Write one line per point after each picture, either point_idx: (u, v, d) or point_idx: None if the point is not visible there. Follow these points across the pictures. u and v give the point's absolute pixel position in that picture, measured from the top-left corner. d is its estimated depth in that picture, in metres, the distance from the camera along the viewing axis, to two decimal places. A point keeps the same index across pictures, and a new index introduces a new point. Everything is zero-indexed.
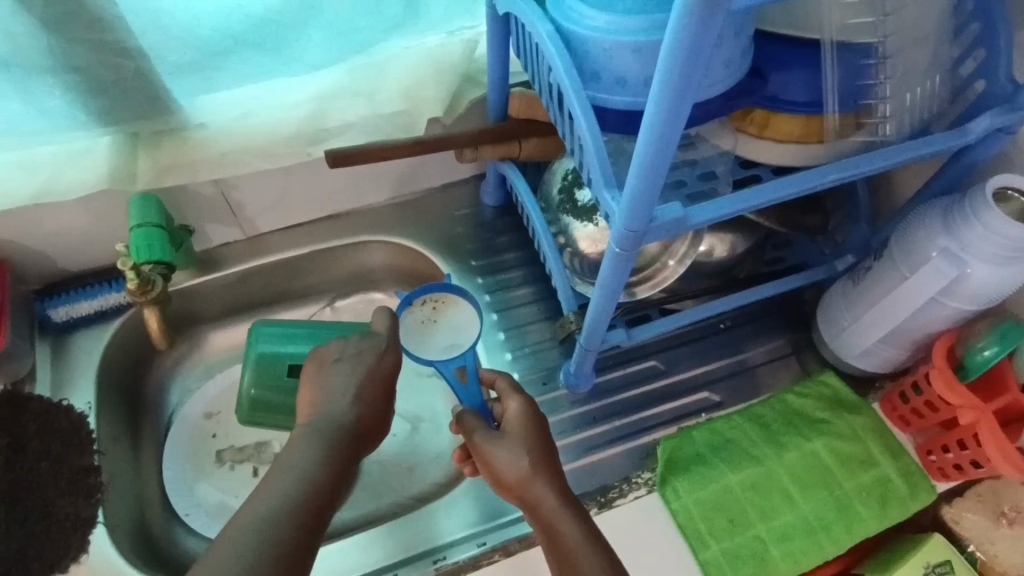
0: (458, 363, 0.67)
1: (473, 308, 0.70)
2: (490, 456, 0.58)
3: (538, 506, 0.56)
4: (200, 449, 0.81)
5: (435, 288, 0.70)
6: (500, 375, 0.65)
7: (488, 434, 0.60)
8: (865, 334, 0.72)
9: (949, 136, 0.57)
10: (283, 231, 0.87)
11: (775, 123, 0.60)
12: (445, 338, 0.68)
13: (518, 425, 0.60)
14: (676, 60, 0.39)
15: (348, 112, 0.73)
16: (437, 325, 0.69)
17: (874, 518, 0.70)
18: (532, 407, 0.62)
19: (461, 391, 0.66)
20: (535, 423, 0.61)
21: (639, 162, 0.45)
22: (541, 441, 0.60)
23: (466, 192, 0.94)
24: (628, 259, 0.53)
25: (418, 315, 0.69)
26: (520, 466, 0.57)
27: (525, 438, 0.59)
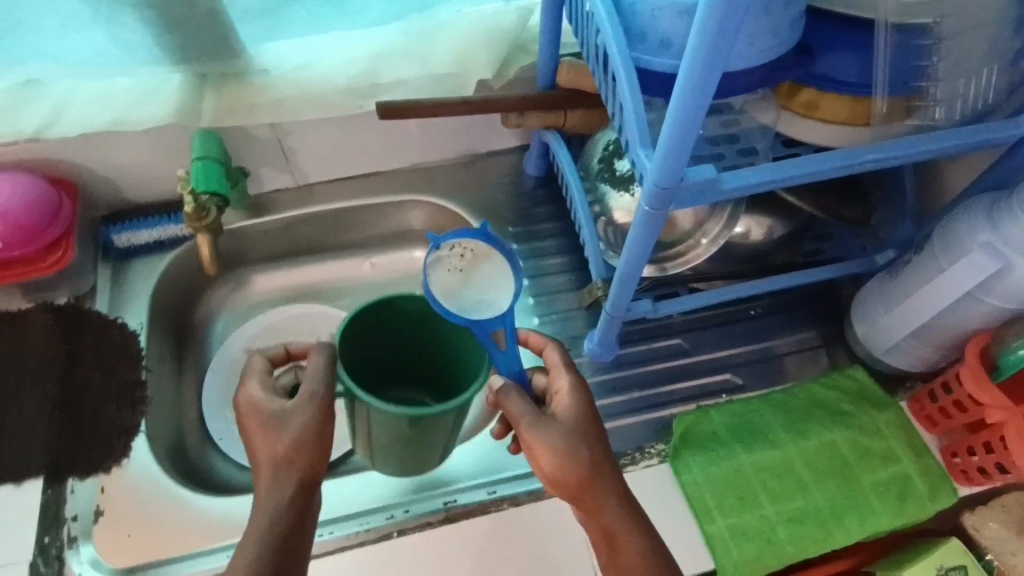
0: (495, 327, 0.56)
1: (510, 264, 0.60)
2: (544, 448, 0.53)
3: (601, 509, 0.54)
4: (236, 380, 0.85)
5: (468, 233, 0.60)
6: (551, 347, 0.61)
7: (543, 420, 0.54)
8: (896, 326, 0.71)
9: (1002, 125, 0.57)
10: (332, 183, 0.91)
11: (824, 104, 0.60)
12: (473, 294, 0.58)
13: (574, 415, 0.55)
14: (715, 12, 0.40)
15: (402, 71, 0.76)
16: (468, 276, 0.59)
17: (889, 514, 0.69)
18: (586, 396, 0.57)
19: (500, 358, 0.57)
20: (591, 410, 0.57)
21: (671, 117, 0.46)
22: (599, 433, 0.56)
23: (510, 161, 0.96)
24: (657, 219, 0.54)
25: (444, 263, 0.59)
26: (583, 464, 0.53)
27: (583, 430, 0.55)
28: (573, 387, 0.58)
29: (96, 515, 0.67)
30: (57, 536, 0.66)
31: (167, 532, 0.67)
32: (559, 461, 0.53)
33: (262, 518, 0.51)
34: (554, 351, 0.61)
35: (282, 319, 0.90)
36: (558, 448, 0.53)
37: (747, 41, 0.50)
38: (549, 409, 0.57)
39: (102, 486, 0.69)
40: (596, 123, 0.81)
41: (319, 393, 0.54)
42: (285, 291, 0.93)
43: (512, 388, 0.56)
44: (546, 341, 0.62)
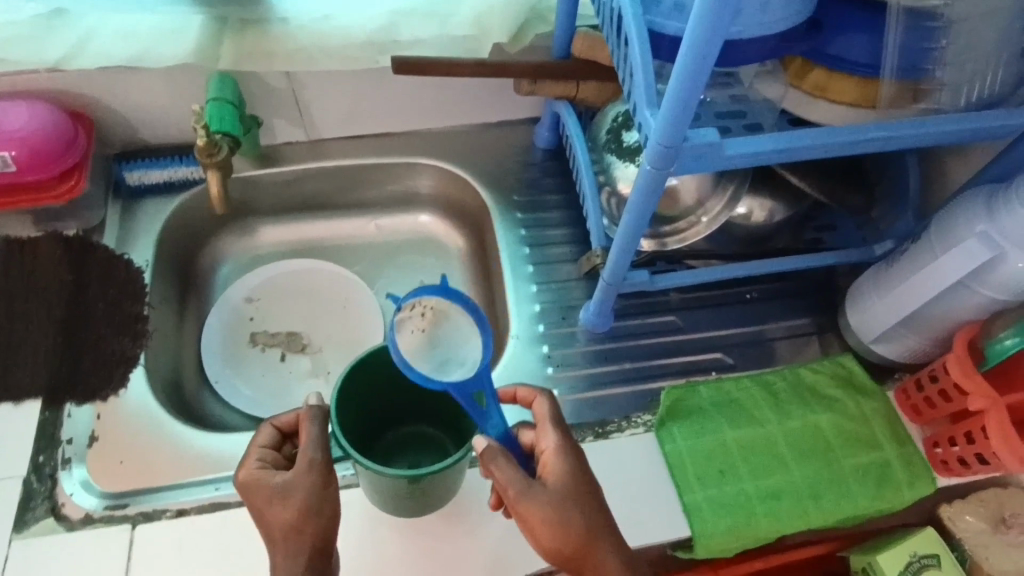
0: (473, 387, 0.57)
1: (474, 323, 0.59)
2: (535, 516, 0.53)
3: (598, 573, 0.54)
4: (236, 327, 0.88)
5: (430, 293, 0.58)
6: (538, 399, 0.60)
7: (531, 487, 0.53)
8: (887, 314, 0.72)
9: (1008, 114, 0.57)
10: (343, 140, 0.92)
11: (833, 85, 0.61)
12: (440, 351, 0.59)
13: (563, 478, 0.55)
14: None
15: (419, 31, 0.77)
16: (431, 336, 0.59)
17: (867, 497, 0.70)
18: (574, 455, 0.56)
19: (482, 417, 0.57)
20: (579, 470, 0.56)
21: (675, 75, 0.47)
22: (589, 493, 0.55)
23: (520, 133, 0.96)
24: (658, 180, 0.55)
25: (407, 324, 0.59)
26: (575, 530, 0.53)
27: (572, 492, 0.54)
28: (559, 445, 0.57)
29: (91, 440, 0.69)
30: (52, 457, 0.67)
31: (160, 461, 0.69)
32: (552, 532, 0.53)
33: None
34: (541, 404, 0.59)
35: (285, 271, 0.92)
36: (550, 516, 0.53)
37: (760, 10, 0.51)
38: (538, 471, 0.56)
39: (98, 413, 0.71)
40: (608, 96, 0.81)
41: (317, 460, 0.56)
42: (292, 245, 0.96)
43: (500, 454, 0.54)
44: (535, 392, 0.60)
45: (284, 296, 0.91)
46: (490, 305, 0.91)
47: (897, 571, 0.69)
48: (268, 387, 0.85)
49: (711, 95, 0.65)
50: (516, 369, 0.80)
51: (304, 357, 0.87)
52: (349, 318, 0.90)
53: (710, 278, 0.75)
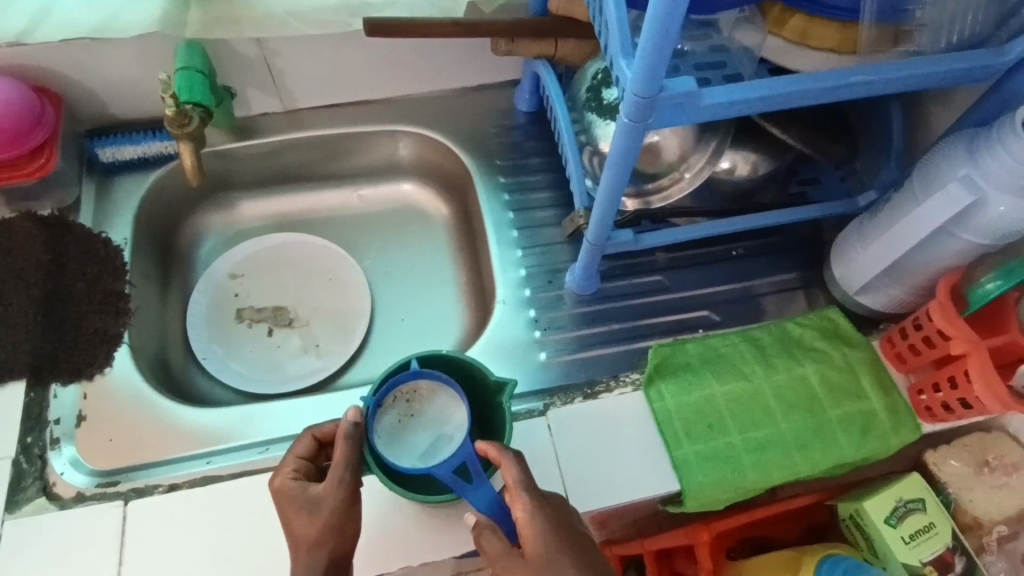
0: (456, 464, 0.58)
1: (456, 392, 0.63)
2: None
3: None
4: (221, 305, 0.87)
5: (401, 380, 0.63)
6: (505, 463, 0.56)
7: (511, 558, 0.52)
8: (871, 263, 0.72)
9: (989, 54, 0.56)
10: (321, 109, 0.90)
11: (814, 31, 0.60)
12: (428, 432, 0.63)
13: (539, 544, 0.51)
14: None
15: None
16: (416, 420, 0.63)
17: (851, 445, 0.71)
18: (546, 514, 0.53)
19: (470, 494, 0.56)
20: (556, 530, 0.52)
21: (646, 27, 0.46)
22: (573, 553, 0.51)
23: (502, 96, 0.95)
24: (637, 133, 0.54)
25: (393, 414, 0.63)
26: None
27: (551, 554, 0.51)
28: (532, 508, 0.53)
29: (78, 420, 0.69)
30: (40, 437, 0.67)
31: (150, 438, 0.69)
32: None
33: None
34: (507, 470, 0.56)
35: (270, 245, 0.91)
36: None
37: None
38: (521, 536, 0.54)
39: (84, 393, 0.70)
40: (587, 53, 0.80)
41: (346, 480, 0.56)
42: (273, 218, 0.95)
43: (487, 529, 0.54)
44: (500, 454, 0.56)
45: (270, 270, 0.90)
46: (476, 272, 0.90)
47: (883, 516, 0.71)
48: (257, 362, 0.85)
49: (690, 46, 0.64)
50: (504, 334, 0.80)
51: (291, 331, 0.87)
52: (334, 291, 0.89)
53: (695, 235, 0.75)
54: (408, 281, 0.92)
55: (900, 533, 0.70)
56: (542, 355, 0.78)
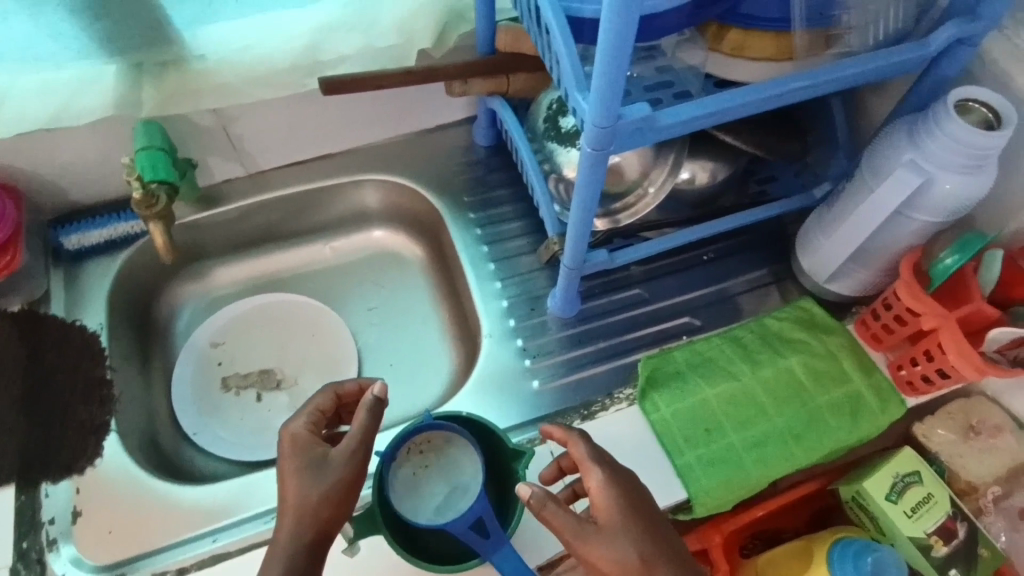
0: (472, 517, 0.58)
1: (470, 442, 0.63)
2: (596, 556, 0.52)
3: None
4: (205, 376, 0.86)
5: (413, 433, 0.62)
6: (575, 442, 0.59)
7: (585, 530, 0.53)
8: (836, 253, 0.76)
9: (913, 47, 0.60)
10: (283, 168, 0.91)
11: (750, 43, 0.63)
12: (444, 482, 0.62)
13: (614, 513, 0.53)
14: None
15: (344, 46, 0.76)
16: (431, 471, 0.63)
17: (844, 429, 0.73)
18: (619, 487, 0.55)
19: (489, 549, 0.57)
20: (630, 502, 0.54)
21: (597, 65, 0.48)
22: (646, 528, 0.53)
23: (460, 134, 0.97)
24: (601, 160, 0.56)
25: (407, 465, 0.63)
26: (636, 566, 0.51)
27: (626, 523, 0.53)
28: (607, 478, 0.56)
29: (74, 516, 0.67)
30: (36, 540, 0.65)
31: (150, 523, 0.68)
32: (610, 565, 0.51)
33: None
34: (576, 446, 0.58)
35: (250, 308, 0.91)
36: (609, 557, 0.51)
37: None
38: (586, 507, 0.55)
39: (77, 487, 0.69)
40: (539, 85, 0.83)
41: (357, 450, 0.56)
42: (249, 282, 0.95)
43: (548, 501, 0.54)
44: (567, 434, 0.60)
45: (251, 333, 0.90)
46: (457, 309, 0.91)
47: (883, 493, 0.73)
48: (249, 429, 0.83)
49: (637, 71, 0.68)
50: (497, 366, 0.80)
51: (279, 392, 0.86)
52: (320, 347, 0.89)
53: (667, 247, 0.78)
54: (391, 326, 0.92)
55: (902, 508, 0.73)
56: (535, 381, 0.79)
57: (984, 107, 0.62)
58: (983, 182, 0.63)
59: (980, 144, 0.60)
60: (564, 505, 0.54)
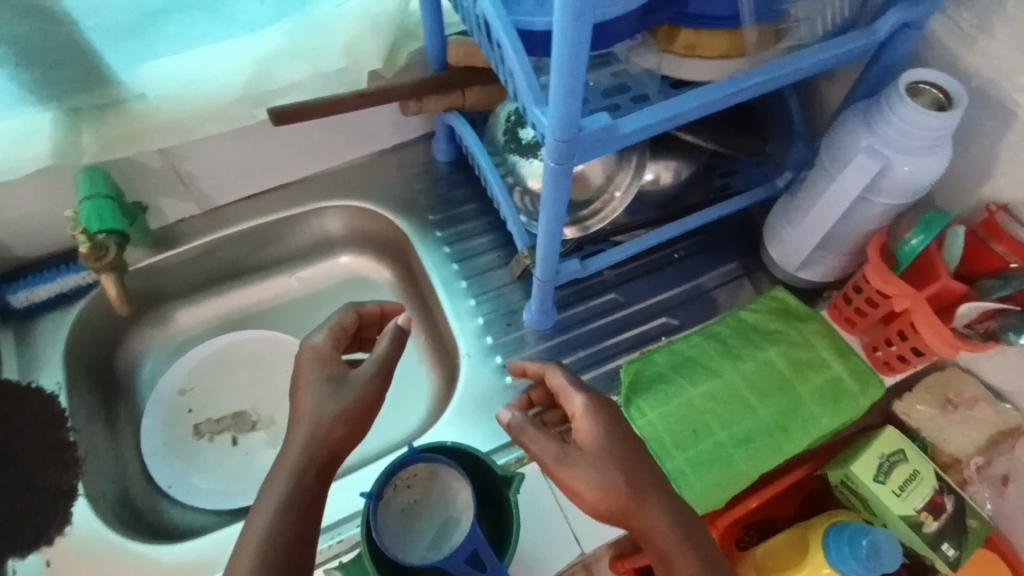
0: (467, 551, 0.56)
1: (458, 471, 0.61)
2: (577, 478, 0.54)
3: (648, 530, 0.53)
4: (176, 425, 0.83)
5: (399, 468, 0.60)
6: (553, 372, 0.61)
7: (566, 453, 0.55)
8: (803, 242, 0.77)
9: (860, 35, 0.60)
10: (238, 202, 0.88)
11: (701, 42, 0.63)
12: (435, 517, 0.60)
13: (594, 435, 0.55)
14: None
15: (293, 74, 0.74)
16: (420, 505, 0.61)
17: (828, 415, 0.74)
18: (599, 411, 0.57)
19: None
20: (610, 425, 0.56)
21: (554, 78, 0.47)
22: (627, 451, 0.55)
23: (419, 151, 0.95)
24: (565, 174, 0.55)
25: (396, 502, 0.61)
26: (619, 486, 0.53)
27: (607, 445, 0.55)
28: (587, 403, 0.58)
29: None
30: None
31: None
32: (591, 486, 0.53)
33: (264, 522, 0.49)
34: (555, 376, 0.61)
35: (218, 350, 0.88)
36: (591, 478, 0.53)
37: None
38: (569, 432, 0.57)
39: (48, 560, 0.66)
40: (495, 97, 0.82)
41: (376, 372, 0.56)
42: (214, 322, 0.91)
43: (528, 425, 0.56)
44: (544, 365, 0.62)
45: (221, 375, 0.87)
46: (433, 329, 0.89)
47: (871, 475, 0.74)
48: (228, 477, 0.80)
49: (593, 78, 0.68)
50: (479, 385, 0.79)
51: (256, 434, 0.83)
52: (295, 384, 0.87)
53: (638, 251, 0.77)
54: None
55: (891, 488, 0.73)
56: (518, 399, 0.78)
57: (934, 88, 0.62)
58: (940, 163, 0.64)
59: (934, 126, 0.60)
60: (544, 430, 0.56)
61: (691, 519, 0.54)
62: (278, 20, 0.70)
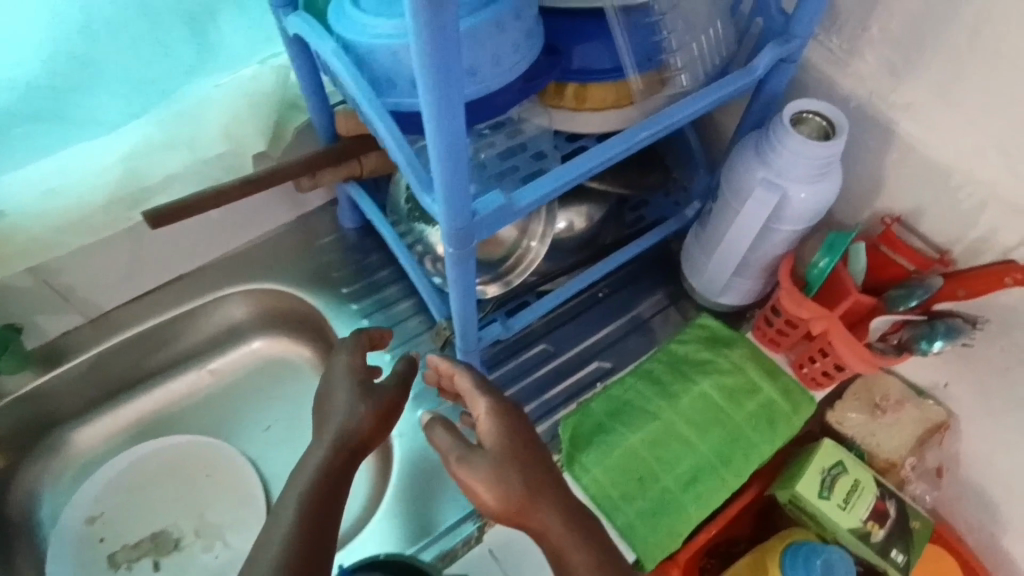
0: None
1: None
2: (474, 480, 0.53)
3: (543, 531, 0.52)
4: (87, 559, 0.76)
5: None
6: (460, 372, 0.61)
7: (468, 454, 0.54)
8: (719, 273, 0.77)
9: (739, 75, 0.61)
10: (129, 303, 0.82)
11: (589, 95, 0.62)
12: None
13: (495, 439, 0.55)
14: (430, 92, 0.40)
15: (168, 165, 0.69)
16: None
17: (766, 442, 0.75)
18: (502, 415, 0.56)
19: None
20: (513, 430, 0.56)
21: (437, 179, 0.46)
22: (528, 454, 0.55)
23: (324, 221, 0.91)
24: (468, 257, 0.53)
25: None
26: (516, 492, 0.52)
27: (507, 448, 0.54)
28: (492, 406, 0.57)
29: None
30: None
31: None
32: (489, 488, 0.52)
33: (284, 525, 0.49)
34: (461, 377, 0.60)
35: (126, 465, 0.81)
36: (487, 478, 0.52)
37: (469, 73, 0.50)
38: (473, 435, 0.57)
39: None
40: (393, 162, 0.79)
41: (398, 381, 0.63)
42: (120, 435, 0.84)
43: (437, 425, 0.57)
44: (451, 366, 0.61)
45: (133, 497, 0.80)
46: None
47: (816, 493, 0.74)
48: None
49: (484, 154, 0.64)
50: (415, 466, 0.76)
51: (179, 553, 0.77)
52: (218, 492, 0.80)
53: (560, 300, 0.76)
54: (294, 444, 0.84)
55: (836, 502, 0.74)
56: None
57: (816, 115, 0.64)
58: (832, 187, 0.65)
59: (820, 154, 0.62)
60: (451, 431, 0.56)
61: (589, 524, 0.54)
62: (145, 111, 0.66)
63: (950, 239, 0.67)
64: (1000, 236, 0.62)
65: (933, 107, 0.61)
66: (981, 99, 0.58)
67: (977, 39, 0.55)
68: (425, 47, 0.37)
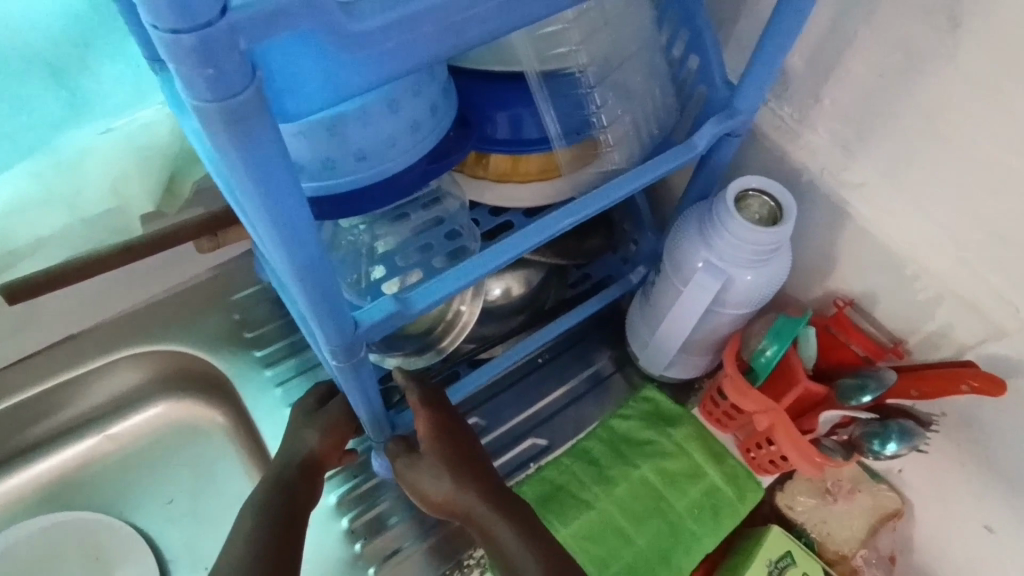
0: None
1: None
2: (416, 481, 0.59)
3: (477, 520, 0.57)
4: None
5: None
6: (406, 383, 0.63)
7: (408, 458, 0.61)
8: (662, 350, 0.71)
9: (678, 150, 0.54)
10: (13, 365, 0.74)
11: (515, 167, 0.56)
12: None
13: (431, 442, 0.60)
14: (268, 236, 0.32)
15: (40, 225, 0.60)
16: None
17: (708, 535, 0.69)
18: (437, 416, 0.62)
19: None
20: (447, 430, 0.61)
21: (302, 301, 0.38)
22: (457, 451, 0.60)
23: (240, 273, 0.83)
24: (356, 365, 0.47)
25: None
26: (452, 489, 0.58)
27: (443, 449, 0.60)
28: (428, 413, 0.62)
29: None
30: None
31: None
32: (429, 486, 0.59)
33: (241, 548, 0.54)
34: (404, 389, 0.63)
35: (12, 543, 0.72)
36: (428, 478, 0.59)
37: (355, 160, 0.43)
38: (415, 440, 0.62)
39: None
40: None
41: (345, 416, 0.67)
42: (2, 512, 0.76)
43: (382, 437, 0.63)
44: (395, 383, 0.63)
45: None
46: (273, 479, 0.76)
47: None
48: None
49: (384, 238, 0.56)
50: (328, 559, 0.69)
51: None
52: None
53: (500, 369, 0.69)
54: (198, 521, 0.76)
55: None
56: (370, 570, 0.69)
57: (763, 194, 0.58)
58: (777, 270, 0.60)
59: (763, 240, 0.56)
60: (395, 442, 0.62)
61: (526, 518, 0.57)
62: (8, 167, 0.55)
63: (905, 328, 0.62)
64: (957, 331, 0.57)
65: (886, 190, 0.56)
66: (937, 190, 0.52)
67: (932, 127, 0.50)
68: (249, 187, 0.28)
